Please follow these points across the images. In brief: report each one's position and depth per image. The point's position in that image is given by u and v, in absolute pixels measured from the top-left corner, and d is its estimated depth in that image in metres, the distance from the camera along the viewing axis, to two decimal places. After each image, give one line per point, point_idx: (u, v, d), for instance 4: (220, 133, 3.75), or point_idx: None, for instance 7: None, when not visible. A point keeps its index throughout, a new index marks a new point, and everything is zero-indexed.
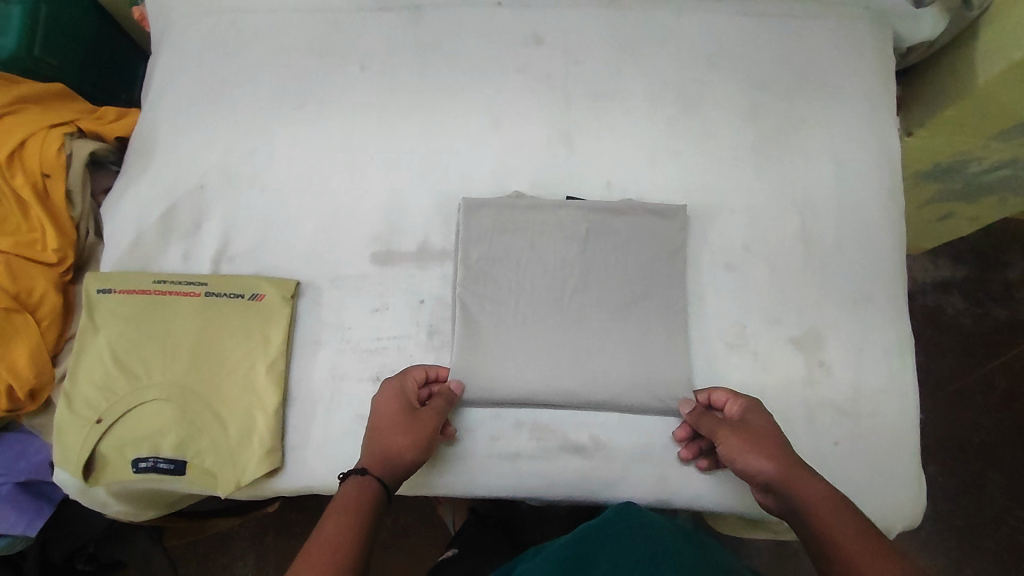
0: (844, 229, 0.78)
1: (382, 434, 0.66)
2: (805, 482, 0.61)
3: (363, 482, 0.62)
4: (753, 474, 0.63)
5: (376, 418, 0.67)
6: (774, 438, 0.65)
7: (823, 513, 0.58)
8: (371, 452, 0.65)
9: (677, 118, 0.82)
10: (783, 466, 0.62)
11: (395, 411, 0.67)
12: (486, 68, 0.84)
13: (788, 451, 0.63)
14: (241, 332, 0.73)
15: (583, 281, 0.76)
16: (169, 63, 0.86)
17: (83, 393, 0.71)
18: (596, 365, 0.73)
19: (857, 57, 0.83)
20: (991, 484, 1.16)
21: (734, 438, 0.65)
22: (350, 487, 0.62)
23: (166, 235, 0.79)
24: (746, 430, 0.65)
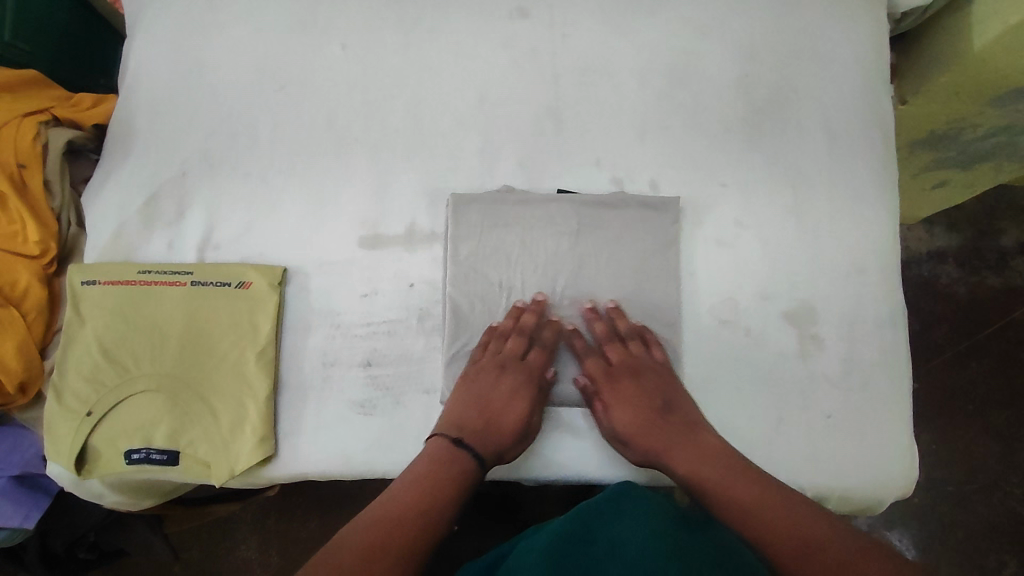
0: (837, 201, 0.77)
1: (507, 423, 0.68)
2: (681, 450, 0.65)
3: (444, 455, 0.64)
4: (620, 435, 0.69)
5: (507, 401, 0.69)
6: (641, 411, 0.68)
7: (715, 466, 0.63)
8: (477, 427, 0.67)
9: (667, 92, 0.80)
10: (642, 427, 0.67)
11: (520, 405, 0.69)
12: (471, 44, 0.82)
13: (648, 408, 0.68)
14: (229, 321, 0.72)
15: (574, 263, 0.75)
16: (144, 46, 0.83)
17: (73, 386, 0.70)
18: (589, 364, 0.73)
19: (849, 22, 0.82)
20: (985, 449, 1.17)
21: (616, 419, 0.69)
22: (433, 459, 0.64)
23: (149, 224, 0.77)
24: (611, 401, 0.69)
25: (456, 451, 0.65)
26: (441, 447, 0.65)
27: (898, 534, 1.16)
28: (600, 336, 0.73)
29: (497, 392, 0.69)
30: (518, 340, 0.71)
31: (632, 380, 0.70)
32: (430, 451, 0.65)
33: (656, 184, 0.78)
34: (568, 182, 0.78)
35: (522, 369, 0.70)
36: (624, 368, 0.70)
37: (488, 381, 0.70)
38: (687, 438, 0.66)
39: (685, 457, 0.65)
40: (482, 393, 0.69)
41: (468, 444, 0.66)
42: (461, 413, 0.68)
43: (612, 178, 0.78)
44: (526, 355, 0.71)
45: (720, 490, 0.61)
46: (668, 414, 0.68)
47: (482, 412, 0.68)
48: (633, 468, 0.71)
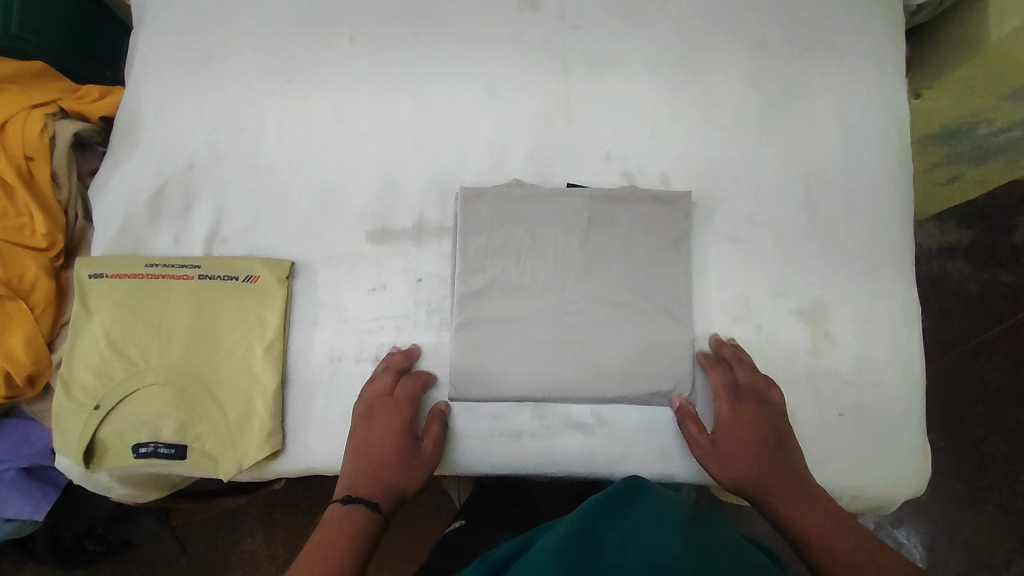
0: (851, 196, 0.76)
1: (395, 463, 0.67)
2: (786, 492, 0.64)
3: (342, 514, 0.64)
4: (711, 453, 0.68)
5: (383, 443, 0.67)
6: (754, 440, 0.67)
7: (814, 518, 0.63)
8: (369, 479, 0.66)
9: (678, 85, 0.79)
10: (743, 453, 0.67)
11: (398, 444, 0.67)
12: (480, 36, 0.81)
13: (758, 443, 0.67)
14: (236, 315, 0.72)
15: (584, 257, 0.74)
16: (151, 37, 0.82)
17: (81, 379, 0.70)
18: (600, 360, 0.72)
19: (865, 14, 0.80)
20: (994, 447, 1.16)
21: (720, 442, 0.68)
22: (327, 523, 0.64)
23: (156, 217, 0.76)
24: (737, 422, 0.68)
25: (348, 509, 0.64)
26: (336, 510, 0.64)
27: (905, 531, 1.15)
28: (729, 356, 0.71)
29: (374, 436, 0.67)
30: (384, 377, 0.69)
31: (756, 406, 0.68)
32: (332, 514, 0.64)
33: (667, 179, 0.77)
34: (578, 177, 0.78)
35: (389, 407, 0.68)
36: (750, 392, 0.69)
37: (360, 430, 0.68)
38: (789, 481, 0.65)
39: (790, 499, 0.64)
40: (362, 442, 0.67)
41: (360, 497, 0.65)
42: (351, 471, 0.67)
43: (622, 172, 0.78)
44: (392, 391, 0.69)
45: (824, 540, 0.61)
46: (780, 453, 0.66)
47: (371, 461, 0.67)
48: (643, 463, 0.71)
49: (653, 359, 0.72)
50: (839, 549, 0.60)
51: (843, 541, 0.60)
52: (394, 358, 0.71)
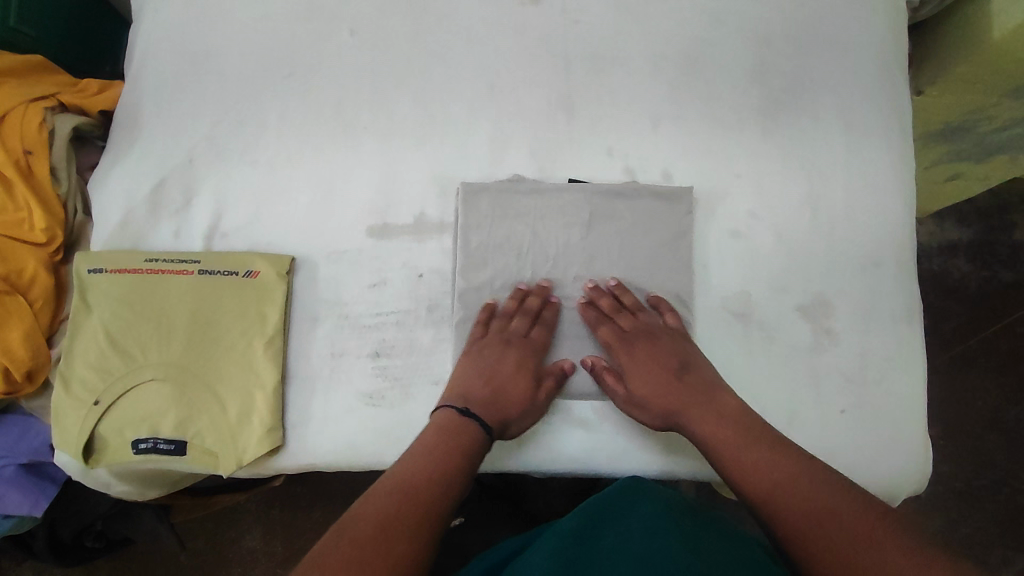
0: (852, 194, 0.76)
1: (515, 393, 0.68)
2: (703, 412, 0.65)
3: (462, 424, 0.64)
4: (628, 401, 0.69)
5: (511, 373, 0.69)
6: (664, 376, 0.68)
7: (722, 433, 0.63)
8: (484, 401, 0.67)
9: (680, 81, 0.79)
10: (663, 394, 0.68)
11: (523, 378, 0.69)
12: (481, 32, 0.80)
13: (663, 373, 0.69)
14: (237, 310, 0.71)
15: (589, 258, 0.74)
16: (150, 30, 0.81)
17: (80, 375, 0.70)
18: (614, 363, 0.72)
19: (869, 10, 0.80)
20: (992, 445, 1.17)
21: (636, 389, 0.69)
22: (445, 431, 0.63)
23: (156, 211, 0.76)
24: (635, 367, 0.69)
25: (465, 420, 0.64)
26: (451, 418, 0.64)
27: None
28: (623, 301, 0.73)
29: (506, 367, 0.69)
30: (523, 319, 0.72)
31: (648, 342, 0.70)
32: (438, 422, 0.64)
33: (669, 175, 0.77)
34: (580, 173, 0.77)
35: (526, 346, 0.71)
36: (638, 333, 0.71)
37: (493, 357, 0.70)
38: (702, 403, 0.66)
39: (706, 418, 0.65)
40: (490, 367, 0.69)
41: (477, 414, 0.65)
42: (467, 389, 0.67)
43: (624, 168, 0.78)
44: (529, 332, 0.72)
45: (731, 452, 0.61)
46: (688, 381, 0.68)
47: (487, 387, 0.68)
48: (645, 460, 0.70)
49: None
50: (741, 459, 0.61)
51: (753, 448, 0.61)
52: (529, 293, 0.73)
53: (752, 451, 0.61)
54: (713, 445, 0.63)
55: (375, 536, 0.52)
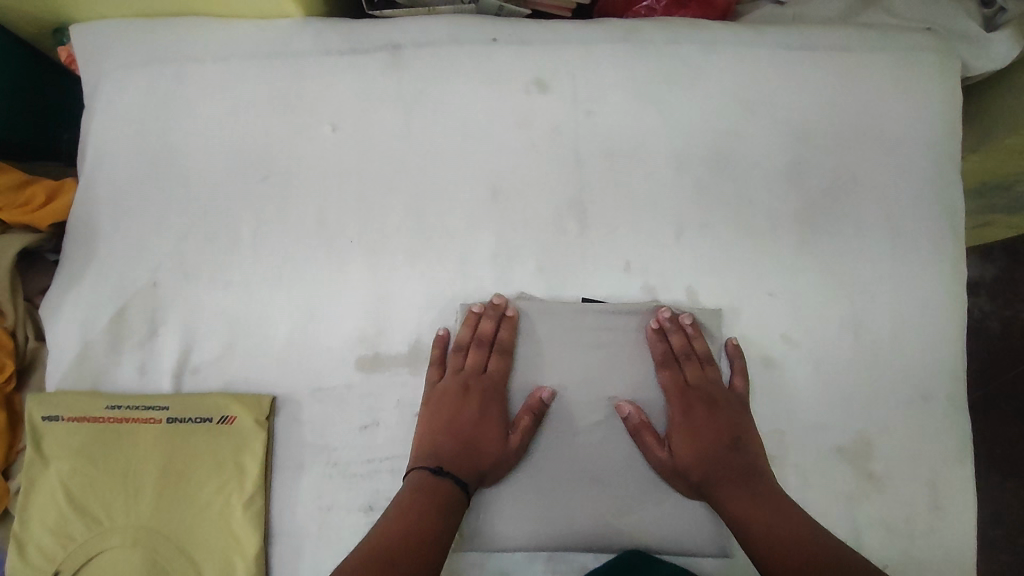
0: (898, 312, 0.68)
1: (487, 443, 0.63)
2: (735, 487, 0.61)
3: (438, 484, 0.59)
4: (670, 462, 0.63)
5: (479, 421, 0.64)
6: (710, 444, 0.63)
7: (758, 518, 0.58)
8: (456, 457, 0.62)
9: (706, 182, 0.70)
10: (700, 458, 0.62)
11: (493, 423, 0.64)
12: (480, 123, 0.71)
13: (710, 434, 0.63)
14: (212, 463, 0.64)
15: (606, 368, 0.66)
16: (106, 126, 0.73)
17: (37, 540, 0.62)
18: (608, 487, 0.64)
19: (918, 99, 0.71)
20: (1018, 501, 1.03)
21: (677, 447, 0.63)
22: (409, 492, 0.58)
23: (118, 344, 0.68)
24: (684, 426, 0.64)
25: (438, 480, 0.59)
26: (423, 477, 0.59)
27: None
28: (676, 349, 0.66)
29: (467, 416, 0.64)
30: (478, 351, 0.66)
31: (706, 401, 0.65)
32: (412, 483, 0.59)
33: (693, 293, 0.69)
34: (595, 289, 0.69)
35: (487, 385, 0.65)
36: (700, 391, 0.65)
37: (452, 403, 0.64)
38: (744, 481, 0.61)
39: (737, 493, 0.60)
40: (452, 419, 0.64)
41: (450, 471, 0.60)
42: (437, 443, 0.62)
43: (644, 285, 0.69)
44: (486, 366, 0.66)
45: (772, 538, 0.56)
46: (733, 451, 0.63)
47: (460, 439, 0.63)
48: None
49: (684, 505, 0.64)
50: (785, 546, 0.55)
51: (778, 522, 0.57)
52: (488, 313, 0.66)
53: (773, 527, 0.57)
54: (740, 521, 0.59)
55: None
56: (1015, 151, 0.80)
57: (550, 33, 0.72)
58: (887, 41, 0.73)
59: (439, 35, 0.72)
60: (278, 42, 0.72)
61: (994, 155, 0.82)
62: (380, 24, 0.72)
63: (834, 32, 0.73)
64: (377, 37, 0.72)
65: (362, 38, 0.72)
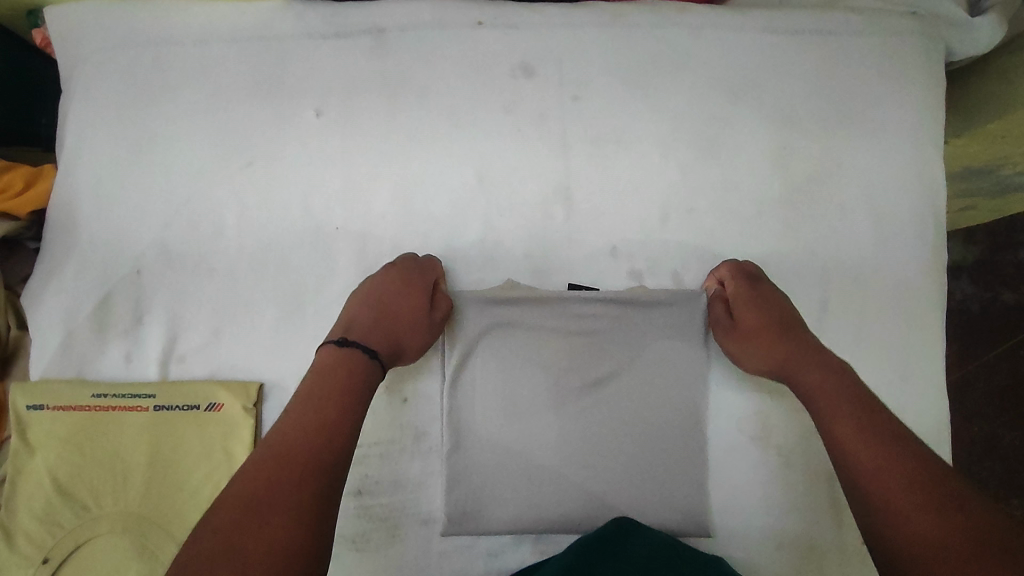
0: (879, 296, 0.69)
1: (405, 314, 0.62)
2: (804, 373, 0.59)
3: (345, 352, 0.56)
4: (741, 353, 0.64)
5: (400, 295, 0.63)
6: (767, 326, 0.63)
7: (819, 397, 0.56)
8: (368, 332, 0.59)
9: (691, 167, 0.71)
10: (774, 344, 0.62)
11: (416, 294, 0.63)
12: (465, 108, 0.71)
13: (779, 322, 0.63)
14: (200, 450, 0.64)
15: (596, 346, 0.66)
16: (84, 110, 0.72)
17: (24, 527, 0.62)
18: (590, 452, 0.65)
19: (902, 84, 0.72)
20: (987, 474, 1.05)
21: (738, 319, 0.65)
22: (324, 359, 0.55)
23: (102, 333, 0.68)
24: (746, 310, 0.64)
25: (344, 351, 0.56)
26: (330, 354, 0.56)
27: None
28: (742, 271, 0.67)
29: (392, 291, 0.62)
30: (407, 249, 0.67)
31: (767, 290, 0.65)
32: (321, 361, 0.56)
33: (679, 278, 0.70)
34: (581, 275, 0.69)
35: (412, 266, 0.65)
36: (758, 282, 0.65)
37: (379, 284, 0.63)
38: (807, 366, 0.59)
39: (816, 367, 0.58)
40: (373, 297, 0.62)
41: (360, 343, 0.57)
42: (353, 323, 0.60)
43: (630, 271, 0.69)
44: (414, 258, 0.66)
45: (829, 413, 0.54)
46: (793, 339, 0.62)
47: (379, 310, 0.61)
48: None
49: (673, 487, 0.65)
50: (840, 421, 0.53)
51: (840, 416, 0.53)
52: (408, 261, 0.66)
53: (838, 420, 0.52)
54: (813, 404, 0.56)
55: (239, 518, 0.42)
56: (997, 135, 0.81)
57: (537, 15, 0.72)
58: (873, 24, 0.73)
59: (425, 18, 0.71)
60: (259, 24, 0.71)
61: (976, 141, 0.83)
62: (364, 5, 0.71)
63: (822, 16, 0.73)
64: (360, 19, 0.71)
65: (344, 20, 0.71)
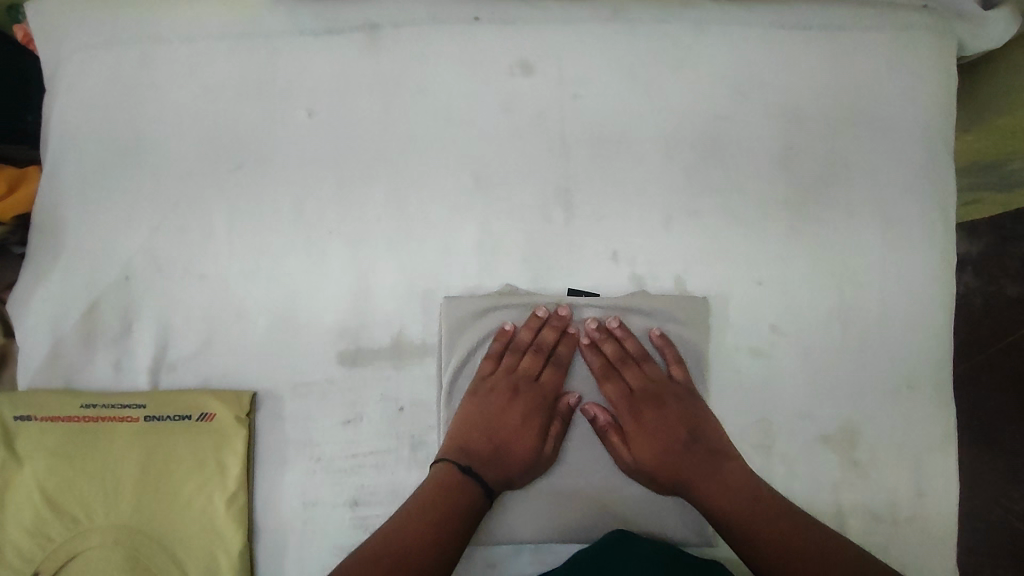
0: (887, 298, 0.68)
1: (521, 449, 0.60)
2: (706, 489, 0.59)
3: (461, 493, 0.57)
4: (638, 468, 0.61)
5: (518, 428, 0.61)
6: (670, 442, 0.61)
7: (729, 509, 0.57)
8: (485, 457, 0.60)
9: (695, 169, 0.69)
10: (671, 459, 0.60)
11: (534, 431, 0.61)
12: (461, 108, 0.68)
13: (673, 425, 0.62)
14: (192, 460, 0.63)
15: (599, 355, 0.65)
16: (68, 110, 0.70)
17: (11, 541, 0.60)
18: (608, 478, 0.63)
19: (912, 81, 0.70)
20: (989, 469, 1.04)
21: (640, 459, 0.61)
22: (429, 496, 0.56)
23: (90, 341, 0.66)
24: (644, 431, 0.62)
25: (462, 484, 0.57)
26: (449, 475, 0.58)
27: None
28: (612, 357, 0.64)
29: (509, 422, 0.61)
30: (534, 356, 0.63)
31: (654, 403, 0.63)
32: (437, 479, 0.58)
33: (682, 282, 0.68)
34: (581, 280, 0.67)
35: (535, 394, 0.62)
36: (645, 393, 0.63)
37: (499, 404, 0.62)
38: (710, 473, 0.59)
39: (704, 479, 0.59)
40: (486, 417, 0.61)
41: (478, 474, 0.58)
42: (469, 440, 0.60)
43: (632, 275, 0.68)
44: (539, 375, 0.63)
45: (752, 536, 0.56)
46: (695, 445, 0.61)
47: (491, 442, 0.61)
48: None
49: (676, 495, 0.63)
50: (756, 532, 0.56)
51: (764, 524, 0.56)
52: (554, 323, 0.64)
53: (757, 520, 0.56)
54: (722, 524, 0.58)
55: None
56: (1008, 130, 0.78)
57: (536, 11, 0.69)
58: (883, 19, 0.71)
59: (418, 14, 0.69)
60: (246, 21, 0.69)
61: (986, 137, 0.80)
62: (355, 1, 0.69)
63: (830, 11, 0.70)
64: (352, 15, 0.69)
65: (335, 16, 0.69)
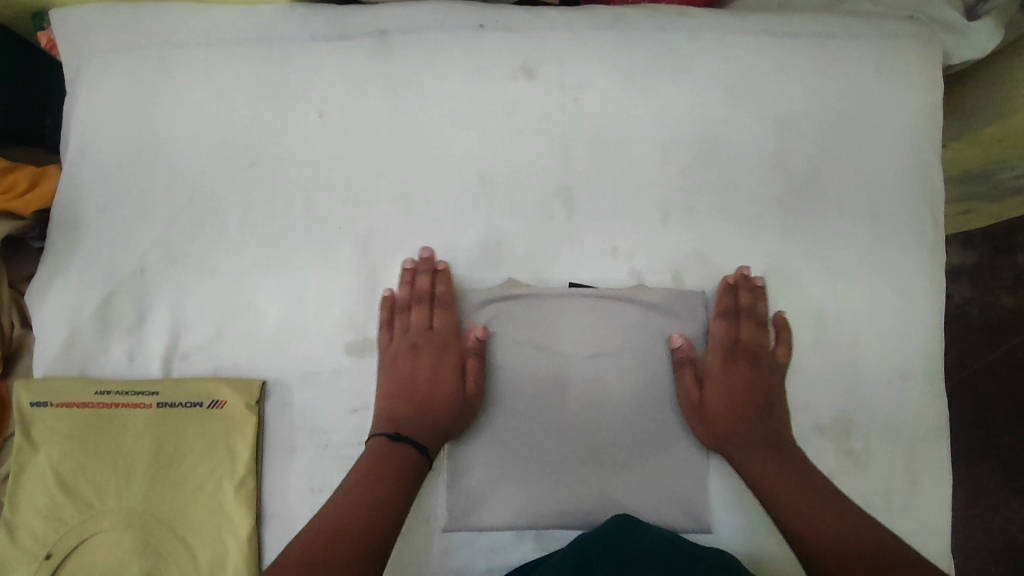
0: (878, 292, 0.70)
1: (441, 394, 0.64)
2: (760, 450, 0.63)
3: (398, 456, 0.60)
4: (699, 410, 0.65)
5: (432, 377, 0.65)
6: (746, 399, 0.65)
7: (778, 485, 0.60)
8: (414, 417, 0.63)
9: (692, 169, 0.71)
10: (739, 413, 0.65)
11: (446, 375, 0.65)
12: (467, 109, 0.71)
13: (758, 391, 0.66)
14: (203, 446, 0.64)
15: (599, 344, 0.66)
16: (89, 110, 0.73)
17: (26, 523, 0.62)
18: (604, 463, 0.65)
19: (899, 86, 0.73)
20: (986, 472, 1.05)
21: (709, 403, 0.65)
22: (366, 462, 0.59)
23: (106, 331, 0.68)
24: (728, 380, 0.66)
25: (395, 445, 0.61)
26: (381, 444, 0.61)
27: None
28: (742, 304, 0.68)
29: (422, 376, 0.65)
30: (419, 308, 0.67)
31: (751, 366, 0.67)
32: (372, 450, 0.61)
33: (679, 277, 0.70)
34: (582, 274, 0.69)
35: (434, 343, 0.67)
36: (746, 351, 0.67)
37: (405, 364, 0.66)
38: (768, 442, 0.63)
39: (760, 449, 0.63)
40: (405, 380, 0.65)
41: (408, 434, 0.62)
42: (392, 407, 0.64)
43: (631, 270, 0.70)
44: (430, 324, 0.67)
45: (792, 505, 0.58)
46: (765, 415, 0.65)
47: (412, 398, 0.64)
48: None
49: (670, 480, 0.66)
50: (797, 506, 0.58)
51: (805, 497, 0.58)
52: (420, 269, 0.68)
53: (790, 489, 0.59)
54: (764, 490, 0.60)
55: None
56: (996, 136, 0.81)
57: (539, 19, 0.73)
58: (870, 28, 0.74)
59: (427, 22, 0.72)
60: (263, 28, 0.72)
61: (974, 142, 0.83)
62: (367, 9, 0.72)
63: (819, 21, 0.74)
64: (364, 23, 0.72)
65: (348, 24, 0.72)
